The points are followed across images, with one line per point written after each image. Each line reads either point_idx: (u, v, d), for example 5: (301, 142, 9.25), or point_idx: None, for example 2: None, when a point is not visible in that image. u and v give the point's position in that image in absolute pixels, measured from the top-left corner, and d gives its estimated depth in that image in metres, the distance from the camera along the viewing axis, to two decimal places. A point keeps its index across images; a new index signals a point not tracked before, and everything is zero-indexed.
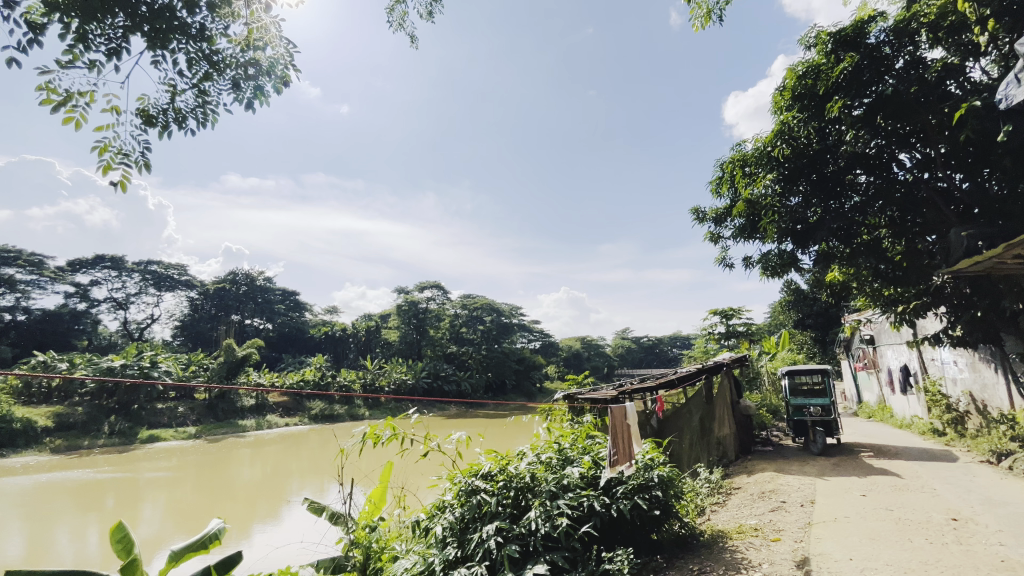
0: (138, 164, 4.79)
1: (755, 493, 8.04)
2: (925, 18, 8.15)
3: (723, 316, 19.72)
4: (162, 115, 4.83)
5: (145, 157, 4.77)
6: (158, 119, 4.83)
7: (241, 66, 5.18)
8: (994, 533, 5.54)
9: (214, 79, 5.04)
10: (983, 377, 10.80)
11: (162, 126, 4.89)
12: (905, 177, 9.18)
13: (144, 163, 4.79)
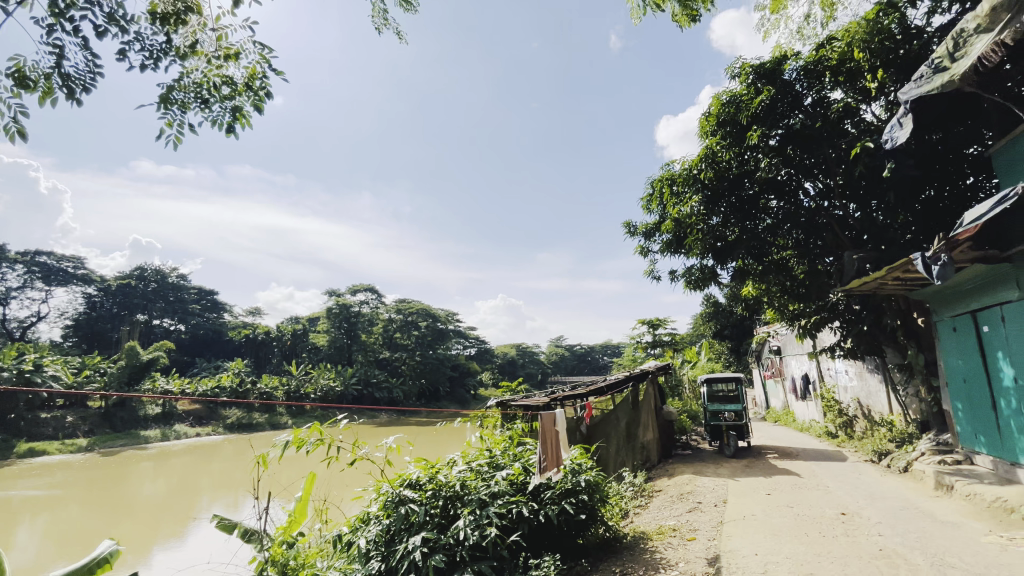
0: (9, 132, 4.29)
1: (674, 495, 8.50)
2: (829, 62, 9.11)
3: (650, 326, 20.71)
4: (43, 79, 4.32)
5: (17, 124, 4.28)
6: (37, 83, 4.32)
7: (216, 83, 5.07)
8: (875, 525, 6.20)
9: (182, 95, 4.93)
10: (868, 384, 12.14)
11: (42, 92, 4.37)
12: (809, 204, 10.11)
13: (16, 131, 4.29)
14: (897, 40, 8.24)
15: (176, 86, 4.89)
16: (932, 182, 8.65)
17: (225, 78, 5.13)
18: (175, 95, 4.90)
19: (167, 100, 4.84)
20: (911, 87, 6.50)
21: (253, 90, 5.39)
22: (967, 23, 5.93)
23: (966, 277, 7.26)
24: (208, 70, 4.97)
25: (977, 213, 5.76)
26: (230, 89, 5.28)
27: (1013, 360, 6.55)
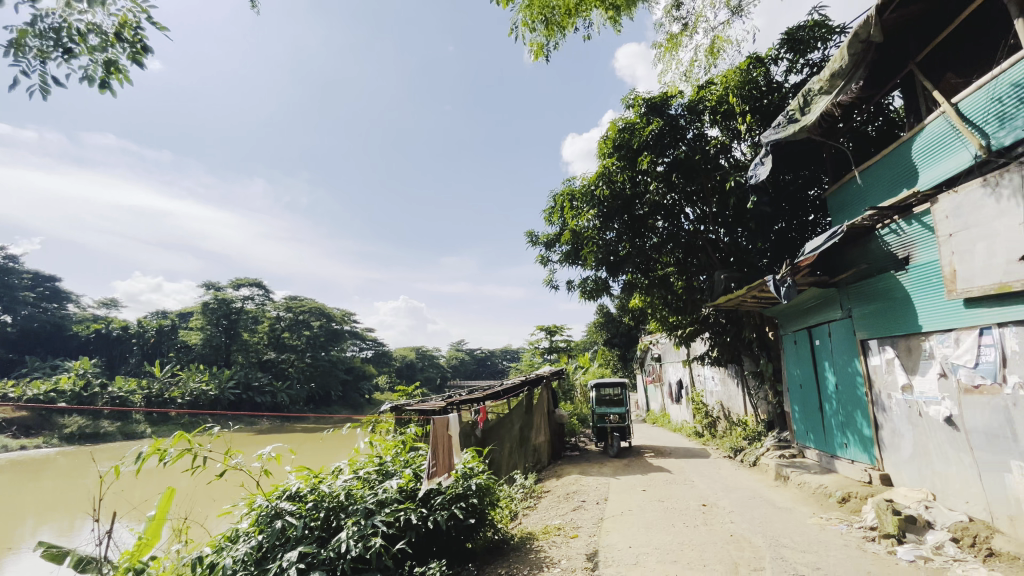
0: None
1: (561, 495, 8.88)
2: (709, 102, 10.26)
3: (547, 332, 21.52)
4: None
5: None
6: None
7: (82, 31, 4.42)
8: (729, 513, 7.02)
9: (36, 41, 4.22)
10: (729, 389, 13.77)
11: None
12: (689, 227, 11.25)
13: None
14: (762, 91, 9.54)
15: (29, 30, 4.18)
16: (785, 216, 10.12)
17: (91, 26, 4.48)
18: (28, 41, 4.19)
19: (18, 46, 4.12)
20: (772, 132, 7.57)
21: (130, 43, 4.78)
22: (813, 83, 6.89)
23: (806, 297, 8.53)
24: (70, 15, 4.30)
25: (815, 244, 6.84)
26: (100, 40, 4.62)
27: (836, 369, 7.83)
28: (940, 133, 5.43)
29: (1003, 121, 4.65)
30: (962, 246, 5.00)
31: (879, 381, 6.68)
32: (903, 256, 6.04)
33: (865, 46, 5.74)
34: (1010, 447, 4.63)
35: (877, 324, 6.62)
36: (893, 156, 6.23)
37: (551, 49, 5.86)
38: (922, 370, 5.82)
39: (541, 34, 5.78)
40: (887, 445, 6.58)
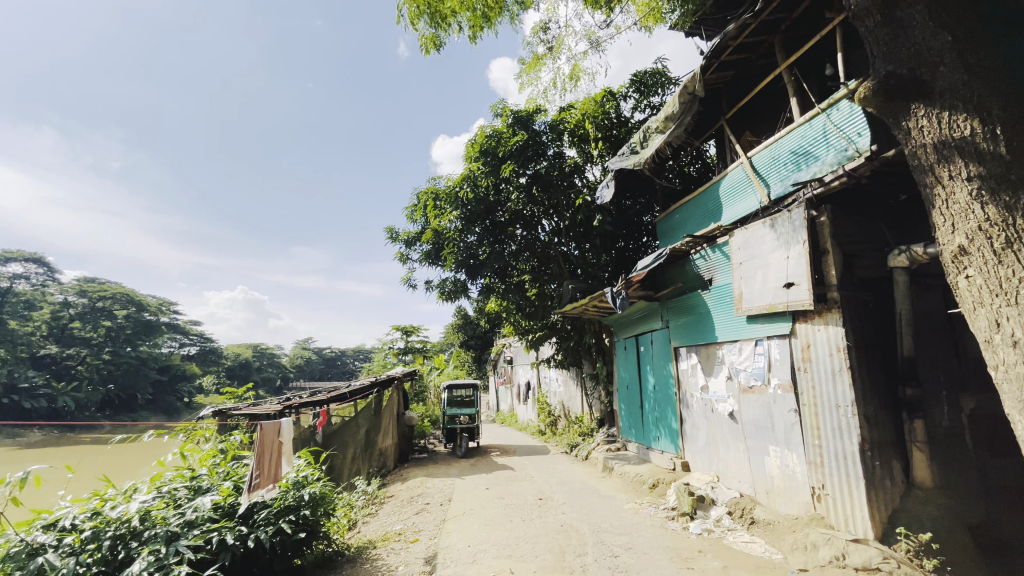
0: None
1: (404, 499, 8.65)
2: (568, 124, 11.11)
3: (403, 332, 20.95)
4: None
5: None
6: None
7: None
8: (562, 505, 7.59)
9: None
10: (569, 390, 14.94)
11: None
12: (544, 237, 11.96)
13: None
14: (612, 123, 10.63)
15: None
16: (623, 237, 11.40)
17: None
18: None
19: None
20: (617, 160, 8.49)
21: None
22: (651, 122, 7.88)
23: (636, 309, 9.69)
24: None
25: (646, 262, 7.82)
26: None
27: (655, 373, 9.02)
28: (738, 180, 6.63)
29: (781, 176, 5.83)
30: (748, 272, 6.14)
31: (685, 382, 7.87)
32: (708, 277, 7.22)
33: (691, 98, 6.73)
34: (770, 435, 5.82)
35: (686, 334, 7.80)
36: (705, 194, 7.43)
37: (442, 44, 5.76)
38: (715, 373, 7.01)
39: (429, 28, 5.64)
40: (688, 437, 7.78)
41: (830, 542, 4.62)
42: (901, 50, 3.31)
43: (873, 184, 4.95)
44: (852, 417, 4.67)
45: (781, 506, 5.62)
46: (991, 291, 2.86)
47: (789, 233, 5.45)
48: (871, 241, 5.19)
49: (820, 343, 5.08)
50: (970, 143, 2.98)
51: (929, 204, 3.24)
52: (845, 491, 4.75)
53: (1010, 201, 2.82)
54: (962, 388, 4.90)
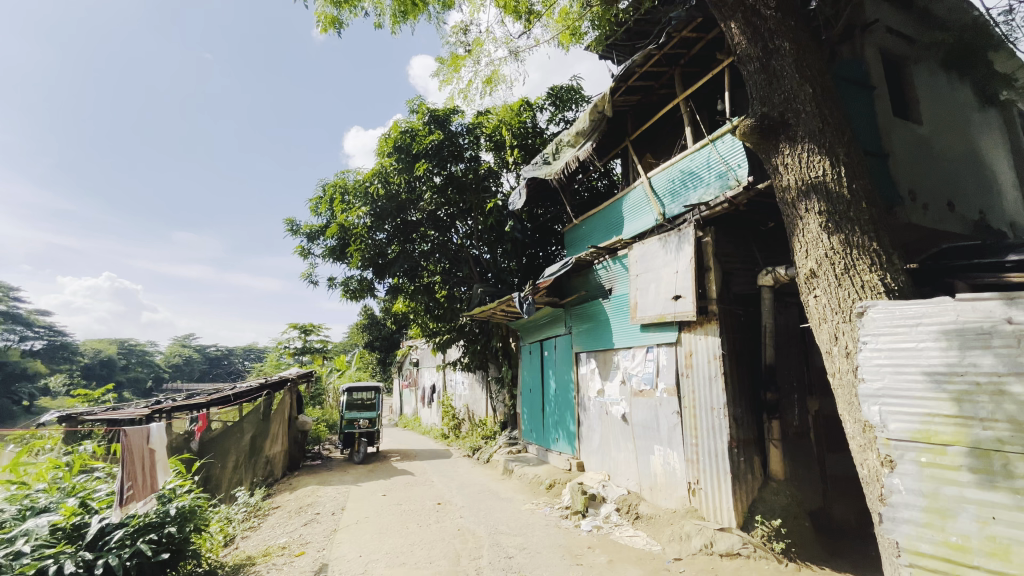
0: None
1: (292, 509, 8.06)
2: (485, 129, 11.22)
3: (301, 331, 19.60)
4: None
5: None
6: None
7: None
8: (460, 509, 7.56)
9: None
10: (474, 393, 14.96)
11: None
12: (456, 241, 11.91)
13: None
14: (528, 132, 10.90)
15: None
16: (533, 244, 11.70)
17: None
18: None
19: None
20: (531, 168, 8.72)
21: None
22: (563, 135, 8.20)
23: (541, 315, 9.99)
24: None
25: (553, 270, 8.11)
26: None
27: (556, 377, 9.35)
28: (638, 198, 7.12)
29: (674, 197, 6.36)
30: (643, 284, 6.61)
31: (584, 386, 8.24)
32: (608, 287, 7.65)
33: (600, 117, 7.12)
34: (655, 435, 6.28)
35: (587, 340, 8.19)
36: (609, 209, 7.88)
37: (343, 25, 5.53)
38: (611, 377, 7.43)
39: (330, 6, 5.39)
40: (584, 438, 8.15)
41: (701, 532, 5.15)
42: (773, 96, 3.78)
43: (748, 211, 5.58)
44: (723, 418, 5.22)
45: (661, 501, 6.10)
46: (832, 309, 3.33)
47: (678, 249, 5.95)
48: (745, 261, 5.84)
49: (700, 351, 5.62)
50: (821, 182, 3.48)
51: (789, 232, 3.71)
52: (715, 485, 5.29)
53: (849, 234, 3.34)
54: (810, 393, 5.66)
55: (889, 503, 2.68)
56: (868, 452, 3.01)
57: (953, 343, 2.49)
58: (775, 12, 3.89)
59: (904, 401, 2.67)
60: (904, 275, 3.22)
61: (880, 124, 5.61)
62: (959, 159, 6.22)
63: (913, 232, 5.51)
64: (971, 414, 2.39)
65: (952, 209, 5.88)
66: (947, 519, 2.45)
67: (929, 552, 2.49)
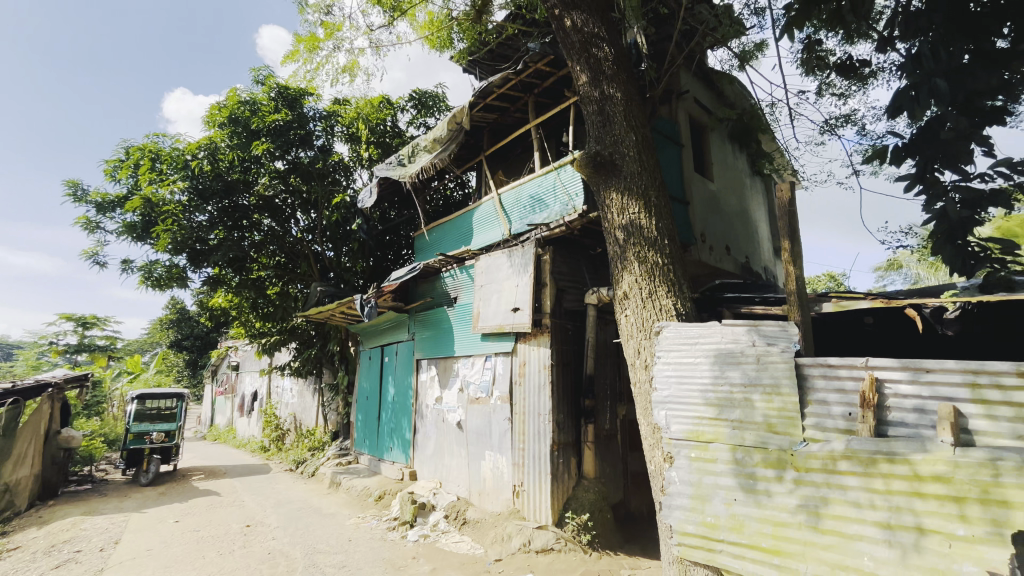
0: None
1: (39, 549, 6.35)
2: (340, 118, 10.57)
3: (77, 324, 15.77)
4: None
5: None
6: None
7: None
8: (272, 530, 6.80)
9: None
10: (303, 401, 13.74)
11: None
12: (296, 233, 10.92)
13: None
14: (387, 131, 10.55)
15: None
16: (382, 246, 11.30)
17: None
18: None
19: None
20: (384, 168, 8.45)
21: None
22: (420, 139, 8.10)
23: (384, 319, 9.65)
24: None
25: (399, 274, 7.92)
26: None
27: (395, 384, 9.11)
28: (489, 212, 7.38)
29: (521, 215, 6.75)
30: (486, 295, 6.85)
31: (422, 394, 8.16)
32: (453, 296, 7.76)
33: (457, 128, 7.23)
34: (487, 441, 6.52)
35: (428, 347, 8.15)
36: (460, 219, 8.02)
37: None
38: (449, 385, 7.51)
39: None
40: (419, 446, 8.05)
41: (521, 532, 5.47)
42: (607, 138, 4.30)
43: (581, 236, 6.19)
44: (547, 423, 5.69)
45: (488, 505, 6.32)
46: (637, 327, 3.86)
47: (521, 264, 6.33)
48: (576, 281, 6.46)
49: (532, 361, 6.04)
50: (637, 218, 4.05)
51: (609, 257, 4.21)
52: (536, 486, 5.68)
53: (654, 264, 3.92)
54: (621, 400, 6.44)
55: (667, 492, 3.18)
56: (655, 450, 3.53)
57: (717, 359, 3.10)
58: (612, 65, 4.45)
59: (682, 407, 3.21)
60: (690, 302, 3.87)
61: (684, 176, 6.77)
62: (735, 213, 7.82)
63: (701, 267, 6.73)
64: (725, 417, 3.00)
65: (728, 252, 7.36)
66: (706, 503, 3.01)
67: (692, 531, 3.02)
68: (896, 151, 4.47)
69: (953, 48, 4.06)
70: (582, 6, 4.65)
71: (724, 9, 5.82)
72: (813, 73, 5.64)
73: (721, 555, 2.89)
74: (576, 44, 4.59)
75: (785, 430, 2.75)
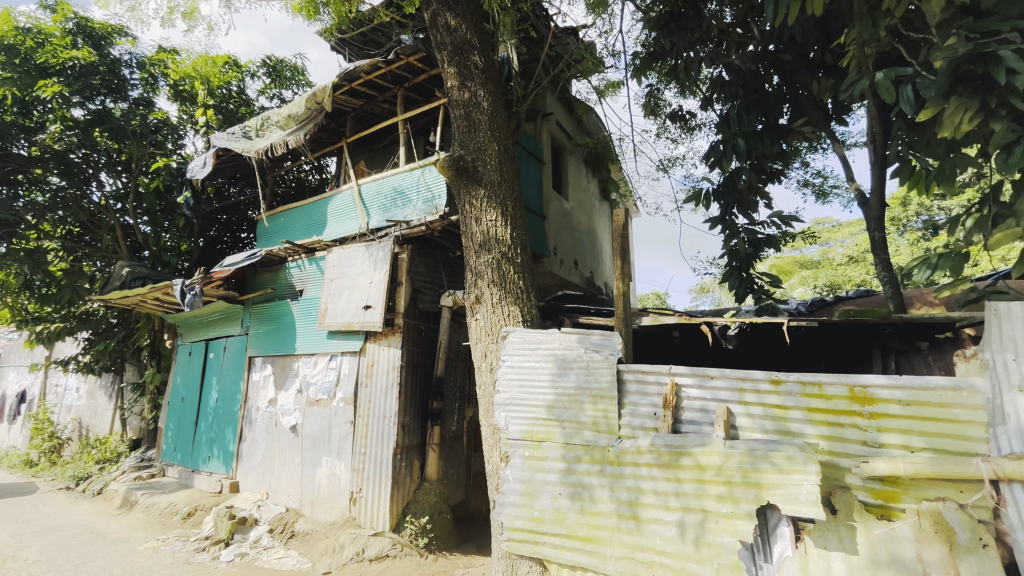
0: None
1: None
2: (169, 71, 9.02)
3: None
4: None
5: None
6: None
7: None
8: (29, 565, 5.42)
9: None
10: (95, 404, 11.32)
11: None
12: (97, 199, 9.04)
13: None
14: (230, 96, 9.31)
15: None
16: (217, 226, 9.88)
17: None
18: None
19: None
20: (226, 138, 7.47)
21: None
22: (272, 112, 7.31)
23: (212, 310, 8.44)
24: None
25: (234, 260, 7.03)
26: None
27: (220, 385, 8.01)
28: (346, 201, 6.94)
29: (379, 210, 6.48)
30: (336, 289, 6.42)
31: (253, 395, 7.31)
32: (298, 288, 7.13)
33: (317, 108, 6.68)
34: (324, 446, 6.10)
35: (265, 343, 7.34)
36: (312, 205, 7.40)
37: None
38: (286, 385, 6.86)
39: None
40: (244, 455, 7.18)
41: (354, 540, 5.21)
42: (472, 145, 4.38)
43: (441, 237, 6.18)
44: (392, 425, 5.55)
45: (320, 514, 5.91)
46: (486, 331, 3.98)
47: (376, 261, 6.09)
48: (433, 282, 6.42)
49: (381, 362, 5.83)
50: (494, 226, 4.18)
51: (465, 262, 4.27)
52: (376, 491, 5.49)
53: (505, 271, 4.07)
54: (469, 402, 6.53)
55: (501, 491, 3.32)
56: (493, 449, 3.66)
57: (554, 364, 3.34)
58: (480, 72, 4.53)
59: (520, 409, 3.38)
60: (536, 310, 4.07)
61: (543, 192, 7.22)
62: (584, 231, 8.56)
63: (551, 278, 7.23)
64: (557, 417, 3.23)
65: (576, 266, 8.03)
66: (534, 499, 3.20)
67: (520, 526, 3.20)
68: (708, 195, 5.36)
69: (751, 117, 5.00)
70: (457, 9, 4.66)
71: (587, 45, 6.37)
72: (653, 117, 6.47)
73: (545, 546, 3.11)
74: (449, 46, 4.59)
75: (604, 429, 3.07)
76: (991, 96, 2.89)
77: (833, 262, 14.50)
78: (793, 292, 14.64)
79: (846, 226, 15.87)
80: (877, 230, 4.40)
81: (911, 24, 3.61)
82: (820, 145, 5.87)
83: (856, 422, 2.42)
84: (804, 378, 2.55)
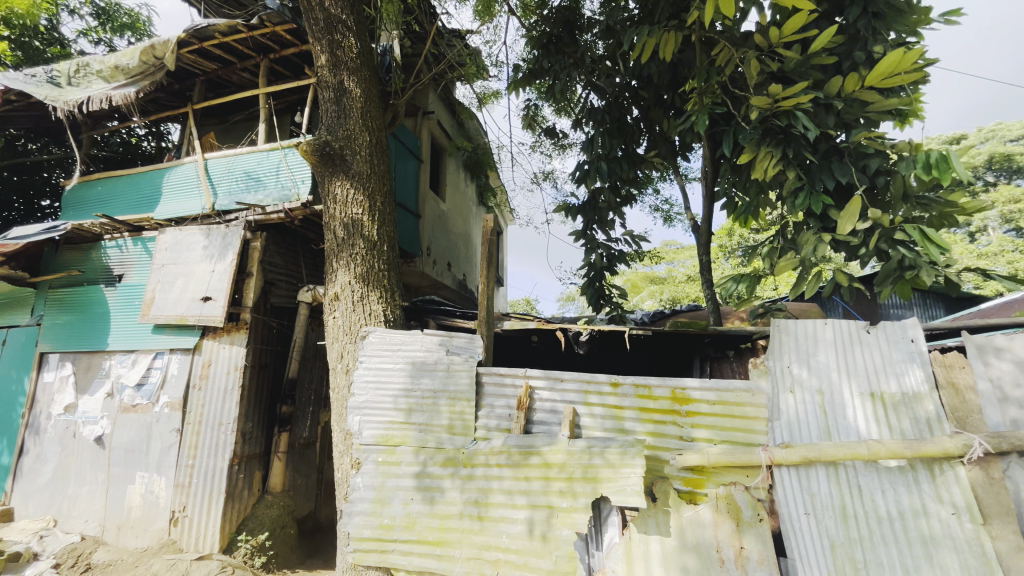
0: None
1: None
2: None
3: None
4: None
5: None
6: None
7: None
8: None
9: None
10: None
11: None
12: None
13: None
14: (36, 31, 7.53)
15: None
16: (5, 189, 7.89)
17: None
18: None
19: None
20: (22, 80, 6.00)
21: None
22: (92, 59, 6.04)
23: None
24: None
25: (24, 232, 5.67)
26: None
27: None
28: (187, 176, 6.03)
29: (229, 190, 5.74)
30: (167, 276, 5.52)
31: (42, 400, 5.94)
32: (116, 272, 5.99)
33: (155, 63, 5.71)
34: (140, 460, 5.19)
35: (64, 336, 6.02)
36: (142, 176, 6.29)
37: None
38: (90, 388, 5.70)
39: None
40: (23, 474, 5.78)
41: (171, 568, 4.50)
42: (341, 132, 4.12)
43: (302, 227, 5.69)
44: (229, 433, 4.93)
45: (129, 540, 5.01)
46: (343, 330, 3.74)
47: (221, 248, 5.38)
48: (289, 275, 5.88)
49: (219, 362, 5.16)
50: (359, 220, 3.97)
51: (326, 256, 3.98)
52: (203, 509, 4.83)
53: (369, 268, 3.88)
54: (324, 406, 6.08)
55: (350, 499, 3.13)
56: (344, 456, 3.45)
57: (413, 366, 3.26)
58: (356, 57, 4.28)
59: (375, 412, 3.23)
60: (400, 310, 3.93)
61: (419, 190, 7.08)
62: (459, 234, 8.58)
63: (423, 279, 7.10)
64: (414, 420, 3.16)
65: (448, 268, 7.99)
66: (385, 506, 3.08)
67: (367, 536, 3.05)
68: (574, 209, 5.75)
69: (614, 143, 5.48)
70: None
71: (471, 51, 6.44)
72: (530, 130, 6.75)
73: (392, 555, 3.01)
74: (321, 23, 4.26)
75: (460, 431, 3.08)
76: (790, 148, 3.53)
77: (676, 279, 16.55)
78: (644, 303, 16.39)
79: (687, 249, 18.28)
80: (705, 254, 5.11)
81: (736, 81, 4.28)
82: (668, 176, 6.67)
83: (675, 419, 2.76)
84: (638, 381, 2.85)
